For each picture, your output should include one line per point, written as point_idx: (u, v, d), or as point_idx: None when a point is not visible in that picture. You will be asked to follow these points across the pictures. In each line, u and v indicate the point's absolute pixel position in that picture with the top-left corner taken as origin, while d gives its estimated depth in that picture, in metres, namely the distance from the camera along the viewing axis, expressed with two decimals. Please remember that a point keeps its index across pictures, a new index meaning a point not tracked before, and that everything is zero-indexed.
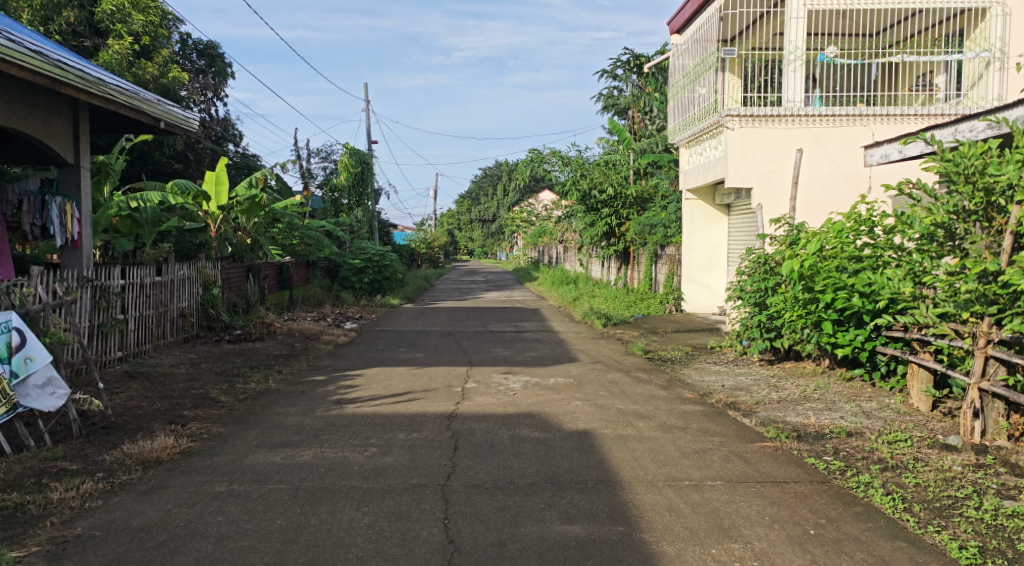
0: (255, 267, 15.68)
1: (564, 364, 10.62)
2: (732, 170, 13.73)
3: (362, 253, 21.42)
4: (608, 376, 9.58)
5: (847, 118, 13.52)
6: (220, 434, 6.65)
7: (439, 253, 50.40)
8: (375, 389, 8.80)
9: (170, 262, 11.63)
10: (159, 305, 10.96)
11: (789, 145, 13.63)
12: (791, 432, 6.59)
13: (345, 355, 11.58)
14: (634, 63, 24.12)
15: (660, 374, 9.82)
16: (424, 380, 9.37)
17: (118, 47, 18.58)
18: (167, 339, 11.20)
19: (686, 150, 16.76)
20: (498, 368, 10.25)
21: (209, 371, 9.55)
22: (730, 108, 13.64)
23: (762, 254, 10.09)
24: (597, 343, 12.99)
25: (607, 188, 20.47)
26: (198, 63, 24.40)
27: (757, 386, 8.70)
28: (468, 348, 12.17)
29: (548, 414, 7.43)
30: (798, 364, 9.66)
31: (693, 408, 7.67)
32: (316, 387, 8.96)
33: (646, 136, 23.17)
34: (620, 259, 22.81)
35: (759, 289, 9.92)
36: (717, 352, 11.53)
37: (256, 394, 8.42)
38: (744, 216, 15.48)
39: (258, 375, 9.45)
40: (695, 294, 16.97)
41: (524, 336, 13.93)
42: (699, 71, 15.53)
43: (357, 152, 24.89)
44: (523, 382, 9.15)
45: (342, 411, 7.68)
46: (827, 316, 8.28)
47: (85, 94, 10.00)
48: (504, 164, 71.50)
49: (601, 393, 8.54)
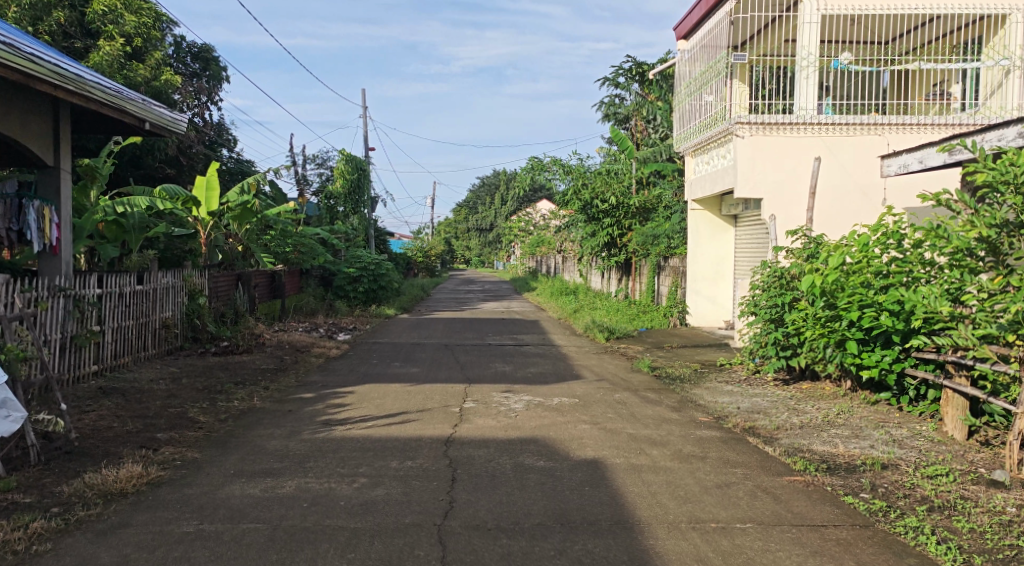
0: (245, 275, 15.12)
1: (567, 382, 10.04)
2: (743, 179, 13.17)
3: (357, 261, 20.80)
4: (615, 397, 9.01)
5: (861, 127, 13.01)
6: (194, 461, 6.07)
7: (436, 262, 49.78)
8: (367, 409, 8.22)
9: (153, 270, 11.06)
10: (139, 315, 10.39)
11: (803, 154, 13.10)
12: (821, 463, 6.03)
13: (337, 369, 11.00)
14: (636, 71, 23.64)
15: (670, 395, 9.24)
16: (419, 399, 8.78)
17: (109, 49, 18.05)
18: (148, 351, 10.63)
19: (692, 159, 16.25)
20: (498, 385, 9.66)
21: (191, 387, 8.96)
22: (740, 114, 13.11)
23: (779, 268, 9.55)
24: (600, 359, 12.40)
25: (609, 198, 19.92)
26: (192, 67, 23.91)
27: (776, 409, 8.13)
28: (465, 363, 11.59)
29: (554, 440, 6.85)
30: (816, 386, 9.11)
31: (710, 434, 7.10)
32: (304, 406, 8.37)
33: (649, 145, 22.66)
34: (620, 270, 22.26)
35: (774, 305, 9.39)
36: (728, 370, 10.96)
37: (239, 414, 7.84)
38: (752, 227, 14.96)
39: (243, 392, 8.87)
40: (700, 306, 16.36)
41: (524, 350, 13.35)
42: (707, 78, 15.02)
43: (353, 158, 24.34)
44: (525, 402, 8.57)
45: (330, 434, 7.10)
46: (851, 334, 7.73)
47: (62, 92, 9.44)
48: (502, 173, 71.05)
49: (609, 416, 7.97)
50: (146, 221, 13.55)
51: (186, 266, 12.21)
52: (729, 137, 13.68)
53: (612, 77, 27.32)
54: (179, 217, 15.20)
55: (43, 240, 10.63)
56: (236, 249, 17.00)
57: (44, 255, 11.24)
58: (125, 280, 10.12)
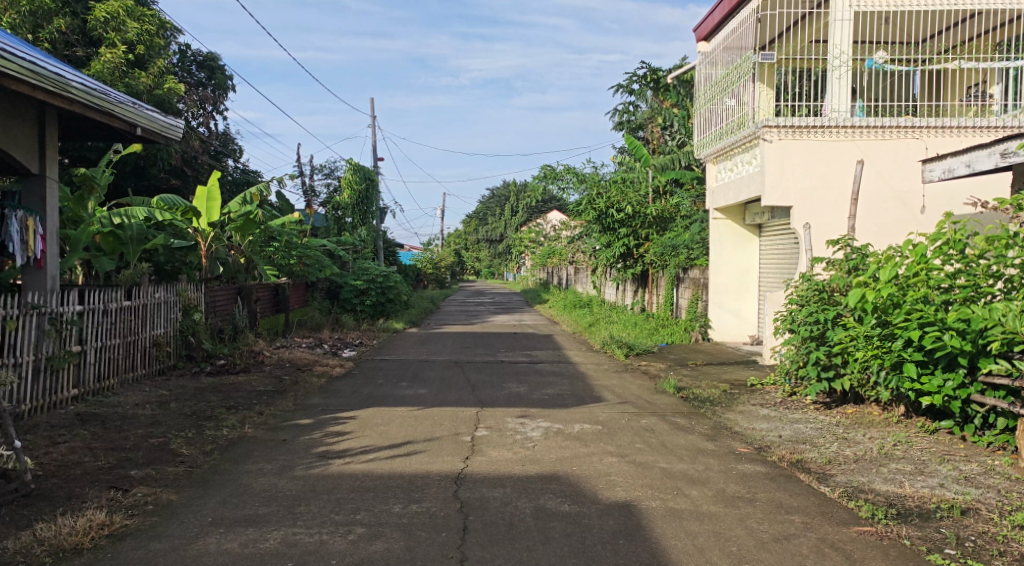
0: (246, 289, 14.39)
1: (588, 405, 9.24)
2: (772, 186, 12.35)
3: (364, 273, 20.04)
4: (641, 423, 8.21)
5: (898, 130, 12.13)
6: (170, 504, 5.36)
7: (445, 273, 49.08)
8: (370, 439, 7.44)
9: (143, 284, 10.35)
10: (126, 333, 9.67)
11: (837, 158, 12.27)
12: (890, 508, 5.24)
13: (339, 391, 10.24)
14: (651, 77, 22.95)
15: (702, 420, 8.42)
16: (427, 425, 8.01)
17: (110, 56, 17.44)
18: (137, 372, 9.92)
19: (713, 166, 15.49)
20: (512, 410, 8.86)
21: (178, 413, 8.23)
22: (768, 117, 12.31)
23: (822, 282, 8.78)
24: (620, 378, 11.60)
25: (625, 206, 19.13)
26: (197, 76, 23.30)
27: (822, 438, 7.32)
28: (477, 383, 10.78)
29: (578, 477, 6.07)
30: (862, 411, 8.29)
31: (755, 469, 6.31)
32: (300, 434, 7.61)
33: (666, 152, 21.90)
34: (636, 281, 21.46)
35: (815, 323, 8.58)
36: (761, 391, 10.12)
37: (227, 444, 7.09)
38: (779, 236, 14.14)
39: (235, 418, 8.12)
40: (722, 321, 15.51)
41: (538, 368, 12.56)
42: (729, 81, 14.29)
43: (361, 167, 23.67)
44: (544, 430, 7.80)
45: (327, 469, 6.33)
46: (909, 356, 6.96)
47: (40, 92, 8.79)
48: (512, 184, 70.45)
49: (638, 446, 7.18)
50: (144, 231, 12.87)
51: (180, 281, 11.48)
52: (756, 141, 12.88)
53: (626, 84, 26.58)
54: (179, 228, 14.54)
55: (26, 252, 9.92)
56: (239, 261, 16.33)
57: (29, 268, 10.57)
58: (111, 296, 9.40)
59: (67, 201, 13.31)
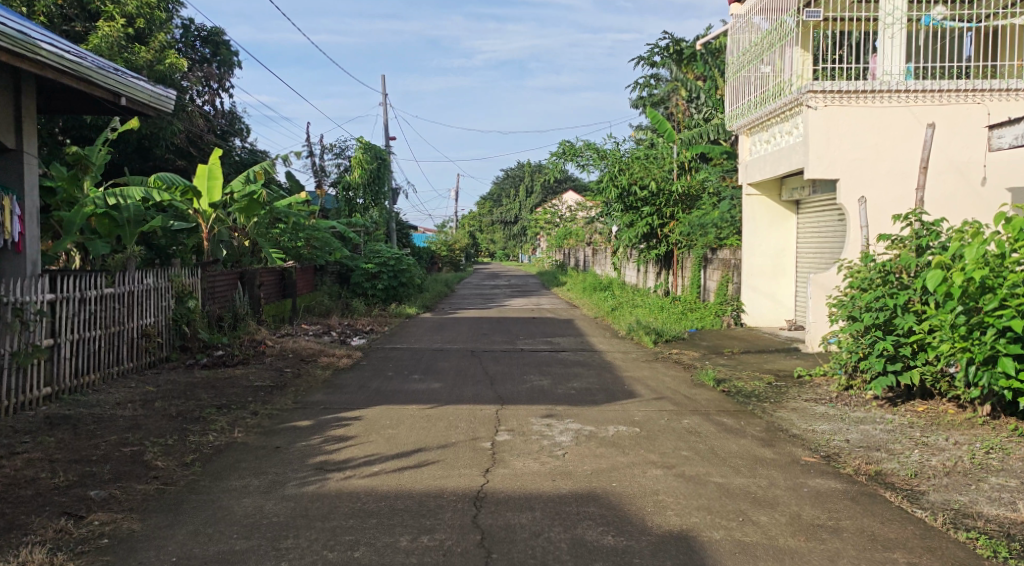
0: (248, 274, 13.50)
1: (621, 402, 8.27)
2: (820, 158, 11.24)
3: (376, 256, 19.16)
4: (683, 424, 7.24)
5: (959, 95, 11.03)
6: (130, 536, 4.48)
7: (460, 256, 48.12)
8: (377, 446, 6.51)
9: (129, 270, 9.45)
10: (108, 324, 8.78)
11: (891, 127, 11.20)
12: (1011, 542, 4.32)
13: (345, 386, 9.30)
14: (674, 49, 21.83)
15: (752, 420, 7.43)
16: (442, 428, 7.07)
17: (108, 30, 16.52)
18: (123, 366, 9.05)
19: (747, 138, 14.45)
20: (536, 408, 7.89)
21: (162, 414, 7.34)
22: (813, 82, 11.23)
23: (887, 260, 7.76)
24: (652, 369, 10.62)
25: (649, 183, 18.07)
26: (202, 52, 22.30)
27: (896, 443, 6.35)
28: (496, 377, 9.81)
29: (621, 497, 5.12)
30: (936, 409, 7.35)
31: (830, 485, 5.34)
32: (297, 440, 6.68)
33: (691, 127, 20.79)
34: (659, 263, 20.42)
35: (882, 308, 7.56)
36: (810, 384, 9.13)
37: (212, 453, 6.16)
38: (821, 213, 13.08)
39: (225, 421, 7.18)
40: (757, 306, 14.42)
41: (561, 357, 11.60)
42: (764, 46, 13.21)
43: (372, 146, 22.67)
44: (574, 433, 6.84)
45: (323, 486, 5.39)
46: (1005, 349, 6.10)
47: (4, 54, 7.93)
48: (527, 165, 69.32)
49: (685, 454, 6.21)
50: (141, 213, 11.90)
51: (173, 265, 10.58)
52: (799, 109, 11.80)
53: (648, 56, 25.41)
54: (178, 210, 13.63)
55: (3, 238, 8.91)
56: (243, 244, 15.41)
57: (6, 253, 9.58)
58: (90, 283, 8.48)
59: (58, 181, 12.17)
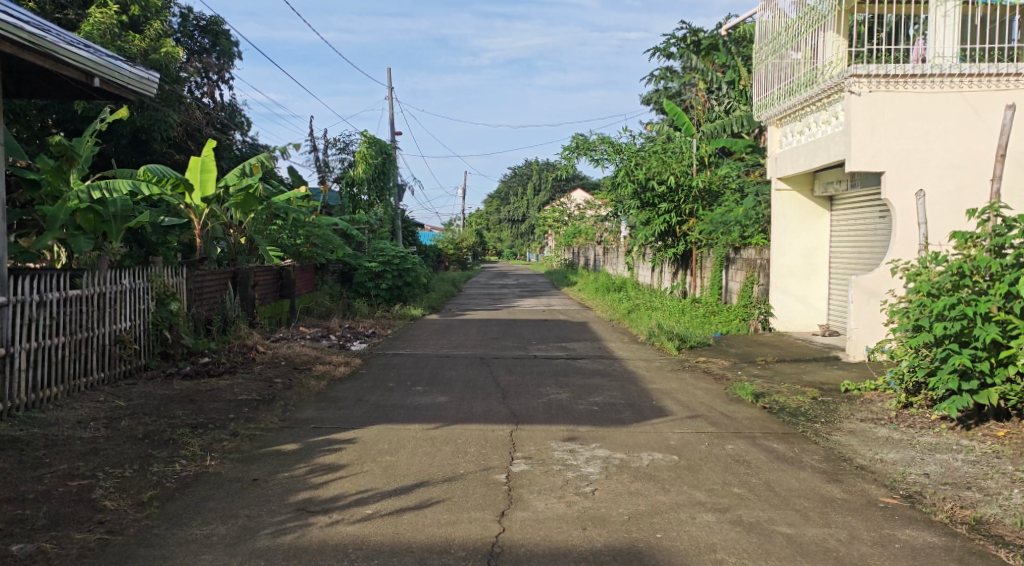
0: (240, 273, 12.55)
1: (651, 422, 7.27)
2: (864, 149, 10.23)
3: (380, 255, 18.23)
4: (728, 452, 6.24)
5: (1019, 79, 9.96)
6: None
7: (467, 254, 47.15)
8: (372, 478, 5.52)
9: (100, 269, 8.51)
10: (74, 329, 7.88)
11: (943, 114, 10.18)
12: None
13: (341, 399, 8.32)
14: (692, 39, 20.86)
15: (807, 445, 6.43)
16: (448, 455, 6.08)
17: (102, 16, 15.42)
18: (92, 377, 8.14)
19: (777, 130, 13.44)
20: (557, 430, 6.89)
21: (125, 435, 6.42)
22: (856, 65, 10.24)
23: (961, 260, 6.84)
24: (681, 380, 9.62)
25: (668, 178, 17.02)
26: (201, 42, 21.32)
27: (988, 480, 5.36)
28: (509, 389, 8.81)
29: (669, 557, 4.16)
30: (1019, 434, 6.41)
31: (927, 542, 4.37)
32: (280, 469, 5.71)
33: (713, 120, 19.76)
34: (676, 263, 19.40)
35: (955, 317, 6.63)
36: (863, 400, 8.12)
37: (176, 488, 5.21)
38: (861, 209, 12.06)
39: (198, 444, 6.22)
40: (787, 309, 13.40)
41: (578, 366, 10.62)
42: (795, 30, 12.20)
43: (377, 141, 21.69)
44: (602, 464, 5.84)
45: (305, 537, 4.44)
46: None
47: None
48: (535, 164, 68.39)
49: (739, 491, 5.21)
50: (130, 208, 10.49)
51: (154, 264, 9.66)
52: (839, 95, 10.78)
53: (664, 47, 24.42)
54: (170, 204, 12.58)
55: None
56: (240, 241, 14.43)
57: None
58: (51, 285, 7.59)
59: (43, 174, 10.84)
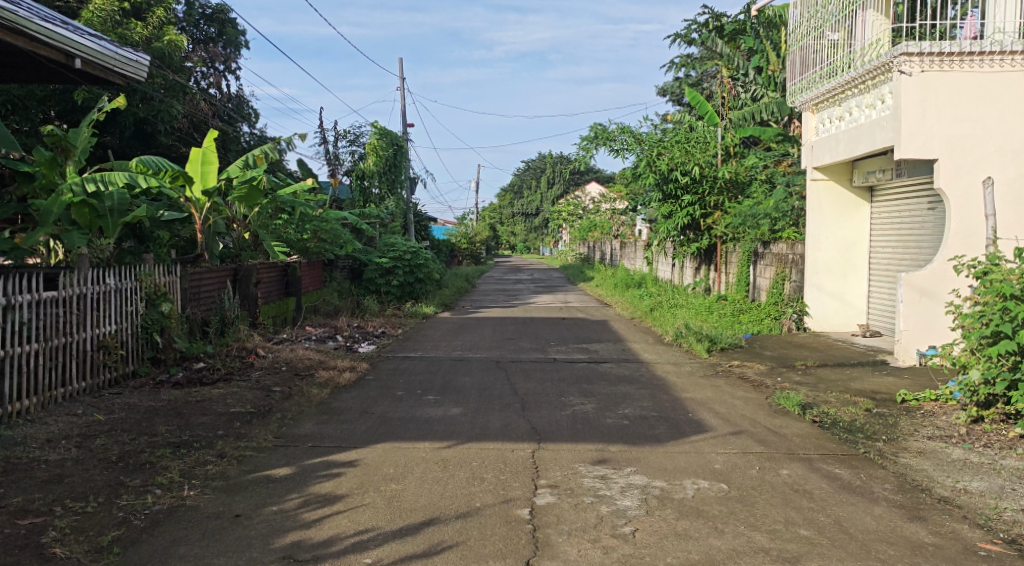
0: (243, 271, 11.85)
1: (691, 440, 6.45)
2: (915, 134, 9.34)
3: (390, 250, 17.45)
4: (784, 478, 5.43)
5: None
6: None
7: (480, 248, 46.34)
8: (374, 513, 4.73)
9: (79, 266, 7.76)
10: (49, 334, 7.13)
11: (1003, 94, 9.29)
12: None
13: (344, 411, 7.53)
14: (715, 24, 19.93)
15: (874, 471, 5.60)
16: (461, 483, 5.28)
17: (102, 3, 14.65)
18: (70, 387, 7.41)
19: (812, 116, 12.53)
20: (585, 451, 6.09)
21: (95, 457, 5.66)
22: (907, 42, 9.30)
23: None
24: (717, 388, 8.79)
25: (692, 168, 16.11)
26: (207, 31, 20.58)
27: None
28: (529, 400, 8.00)
29: None
30: None
31: None
32: (270, 501, 4.94)
33: (738, 107, 18.87)
34: (699, 258, 18.54)
35: None
36: (925, 414, 7.25)
37: (146, 528, 4.44)
38: (907, 200, 11.19)
39: (177, 470, 5.44)
40: (822, 307, 12.51)
41: (603, 371, 9.80)
42: (831, 10, 11.31)
43: (388, 133, 20.94)
44: (641, 495, 5.04)
45: None
46: None
47: None
48: (548, 157, 67.48)
49: (809, 532, 4.41)
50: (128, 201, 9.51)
51: (144, 262, 8.91)
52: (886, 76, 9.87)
53: (685, 33, 23.54)
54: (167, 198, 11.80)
55: None
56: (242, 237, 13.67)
57: None
58: (20, 286, 6.84)
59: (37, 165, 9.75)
